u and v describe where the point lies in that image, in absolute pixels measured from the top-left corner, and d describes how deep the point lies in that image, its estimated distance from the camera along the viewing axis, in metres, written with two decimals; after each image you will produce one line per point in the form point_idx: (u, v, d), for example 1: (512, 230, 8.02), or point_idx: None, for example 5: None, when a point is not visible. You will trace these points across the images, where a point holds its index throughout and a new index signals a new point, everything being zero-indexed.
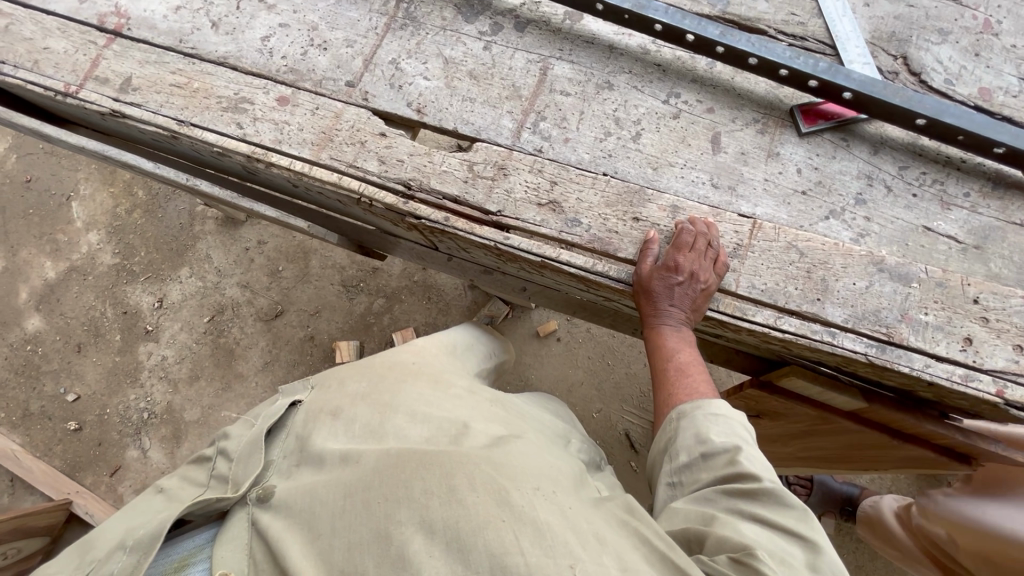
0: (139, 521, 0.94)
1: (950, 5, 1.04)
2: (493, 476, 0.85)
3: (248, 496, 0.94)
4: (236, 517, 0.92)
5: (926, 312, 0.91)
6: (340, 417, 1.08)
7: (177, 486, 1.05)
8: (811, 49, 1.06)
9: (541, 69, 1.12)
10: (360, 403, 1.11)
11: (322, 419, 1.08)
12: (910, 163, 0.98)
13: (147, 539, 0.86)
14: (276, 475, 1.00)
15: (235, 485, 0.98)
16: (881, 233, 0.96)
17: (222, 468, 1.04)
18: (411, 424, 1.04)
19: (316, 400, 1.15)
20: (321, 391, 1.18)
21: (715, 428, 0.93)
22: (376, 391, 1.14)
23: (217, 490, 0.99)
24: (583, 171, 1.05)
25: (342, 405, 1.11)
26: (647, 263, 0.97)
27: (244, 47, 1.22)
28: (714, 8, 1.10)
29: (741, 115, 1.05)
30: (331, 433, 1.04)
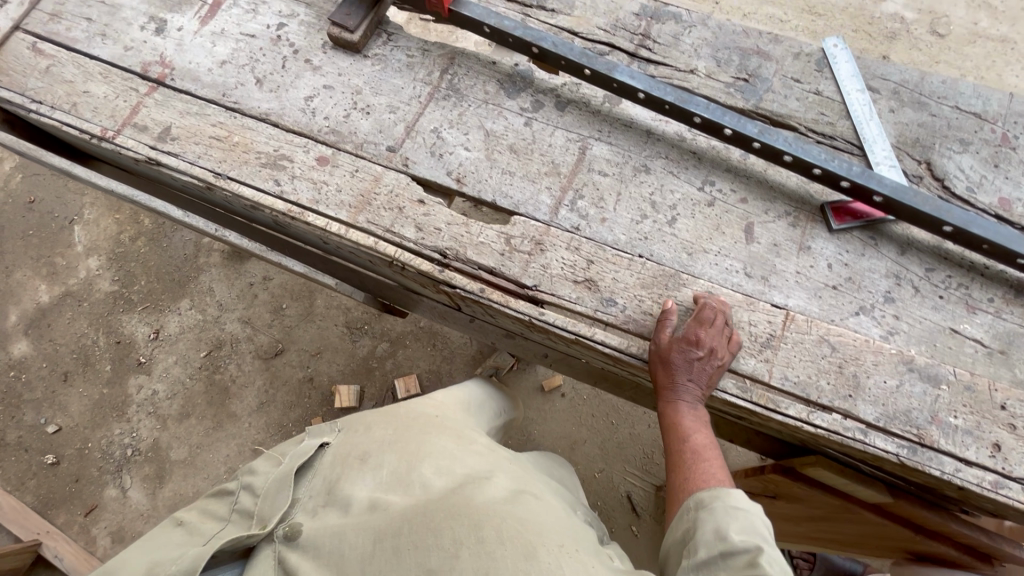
0: (162, 555, 0.91)
1: (970, 117, 1.10)
2: (519, 529, 0.86)
3: (275, 533, 0.94)
4: (264, 554, 0.92)
5: (956, 416, 0.93)
6: (365, 462, 1.04)
7: (197, 518, 1.01)
8: (840, 149, 1.11)
9: (580, 148, 1.15)
10: (385, 450, 1.06)
11: (349, 463, 1.05)
12: (935, 265, 1.02)
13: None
14: (303, 512, 0.99)
15: (261, 520, 0.95)
16: (910, 333, 0.98)
17: (245, 502, 1.01)
18: (436, 475, 1.00)
19: (341, 442, 1.11)
20: (348, 429, 1.15)
21: (734, 522, 0.89)
22: (399, 438, 1.09)
23: (242, 525, 0.96)
24: (620, 251, 1.07)
25: (369, 449, 1.07)
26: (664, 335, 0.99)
27: (287, 106, 1.24)
28: (747, 103, 1.16)
29: (773, 208, 1.08)
30: (356, 480, 1.01)
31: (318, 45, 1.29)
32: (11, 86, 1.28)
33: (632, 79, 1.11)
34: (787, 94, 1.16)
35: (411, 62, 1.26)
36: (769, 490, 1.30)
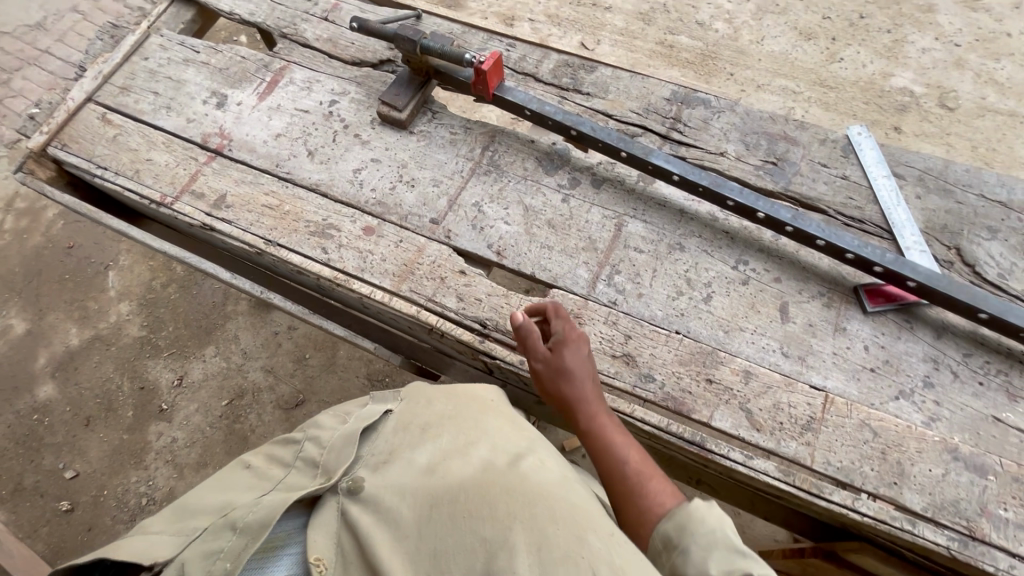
0: (235, 495, 0.94)
1: (996, 205, 1.14)
2: (570, 510, 0.79)
3: (338, 485, 0.90)
4: (328, 504, 0.89)
5: (1006, 508, 0.91)
6: (428, 434, 0.97)
7: (260, 463, 1.03)
8: (869, 233, 1.15)
9: (616, 225, 1.20)
10: (451, 427, 0.98)
11: (411, 431, 0.99)
12: (972, 350, 1.03)
13: (255, 521, 0.83)
14: (359, 468, 0.95)
15: (323, 473, 0.93)
16: (952, 419, 0.98)
17: (309, 451, 0.99)
18: (493, 454, 0.92)
19: (407, 411, 1.03)
20: (416, 398, 1.07)
21: (711, 552, 0.78)
22: (464, 415, 1.01)
23: (306, 475, 0.94)
24: (657, 327, 1.09)
25: (431, 420, 1.00)
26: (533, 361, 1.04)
27: (336, 177, 1.30)
28: (777, 185, 1.21)
29: (807, 288, 1.11)
30: (411, 454, 0.94)
31: (368, 121, 1.37)
32: (80, 152, 1.37)
33: (666, 163, 1.17)
34: (815, 179, 1.21)
35: (454, 139, 1.33)
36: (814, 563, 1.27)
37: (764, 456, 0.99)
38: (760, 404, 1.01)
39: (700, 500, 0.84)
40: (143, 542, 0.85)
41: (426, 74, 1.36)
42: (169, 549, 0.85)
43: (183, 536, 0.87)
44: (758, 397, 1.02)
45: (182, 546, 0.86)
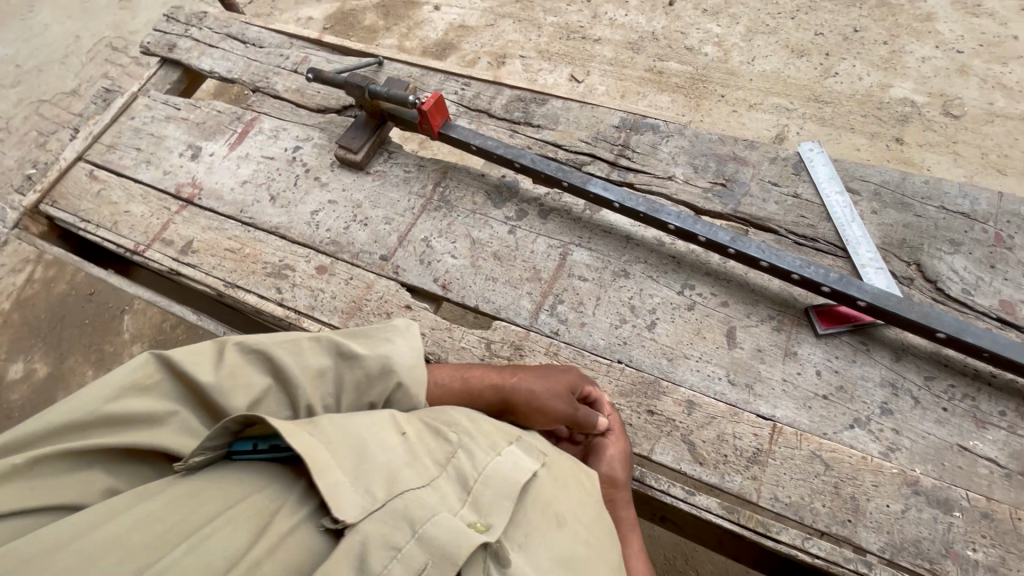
0: (405, 475, 0.71)
1: (960, 217, 1.08)
2: None
3: (491, 550, 0.67)
4: (473, 564, 0.66)
5: (974, 549, 0.83)
6: (564, 532, 0.75)
7: (412, 422, 0.80)
8: (822, 251, 1.10)
9: (562, 255, 1.19)
10: (586, 533, 0.77)
11: (548, 516, 0.75)
12: (935, 373, 0.96)
13: (437, 543, 0.63)
14: (507, 529, 0.72)
15: (477, 510, 0.70)
16: (912, 449, 0.91)
17: (463, 466, 0.75)
18: None
19: (547, 484, 0.79)
20: (559, 466, 0.84)
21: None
22: (598, 525, 0.80)
23: (454, 495, 0.71)
24: (598, 357, 1.07)
25: (567, 510, 0.78)
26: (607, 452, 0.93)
27: (295, 220, 1.35)
28: (726, 207, 1.18)
29: (756, 311, 1.06)
30: (544, 546, 0.72)
31: (327, 164, 1.42)
32: (67, 207, 1.48)
33: (606, 191, 1.17)
34: (765, 198, 1.17)
35: (408, 177, 1.36)
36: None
37: (708, 492, 0.94)
38: (703, 435, 0.97)
39: None
40: (327, 471, 0.67)
41: (380, 116, 1.41)
42: (354, 503, 0.66)
43: (362, 492, 0.67)
44: (701, 428, 0.97)
45: (362, 514, 0.65)
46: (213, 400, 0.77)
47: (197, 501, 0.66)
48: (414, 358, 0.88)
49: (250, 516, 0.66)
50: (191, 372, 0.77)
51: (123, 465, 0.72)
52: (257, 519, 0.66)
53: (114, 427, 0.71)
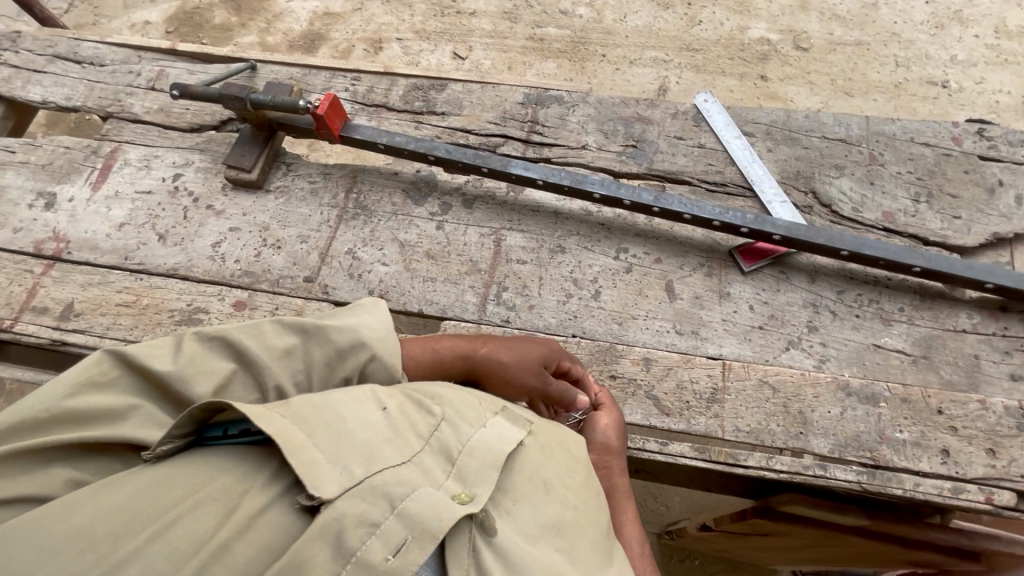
0: (385, 451, 0.66)
1: (838, 143, 1.20)
2: None
3: (479, 523, 0.65)
4: (460, 537, 0.63)
5: (901, 430, 0.96)
6: (553, 497, 0.74)
7: (394, 393, 0.76)
8: (733, 194, 1.18)
9: (496, 241, 1.17)
10: (574, 498, 0.77)
11: (535, 482, 0.74)
12: (845, 287, 1.08)
13: (420, 518, 0.60)
14: (495, 497, 0.70)
15: (462, 481, 0.67)
16: (839, 357, 1.02)
17: (447, 438, 0.72)
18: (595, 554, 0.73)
19: (533, 453, 0.78)
20: (543, 431, 0.83)
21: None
22: (583, 486, 0.80)
23: (439, 466, 0.68)
24: (553, 335, 1.08)
25: (554, 476, 0.77)
26: (599, 423, 0.95)
27: (194, 256, 1.21)
28: (641, 167, 1.22)
29: (687, 261, 1.12)
30: (531, 513, 0.71)
31: (218, 188, 1.28)
32: None
33: (528, 170, 1.16)
34: (674, 153, 1.23)
35: (314, 188, 1.26)
36: (778, 534, 1.28)
37: (678, 439, 0.99)
38: (664, 388, 1.02)
39: None
40: (302, 450, 0.62)
41: (269, 126, 1.27)
42: (331, 480, 0.61)
43: (341, 468, 0.63)
44: (661, 381, 1.02)
45: (340, 491, 0.60)
46: (175, 386, 0.69)
47: (164, 486, 0.60)
48: (384, 331, 0.82)
49: (216, 499, 0.60)
50: (149, 361, 0.69)
51: (89, 457, 0.65)
52: (227, 500, 0.60)
53: (70, 421, 0.64)
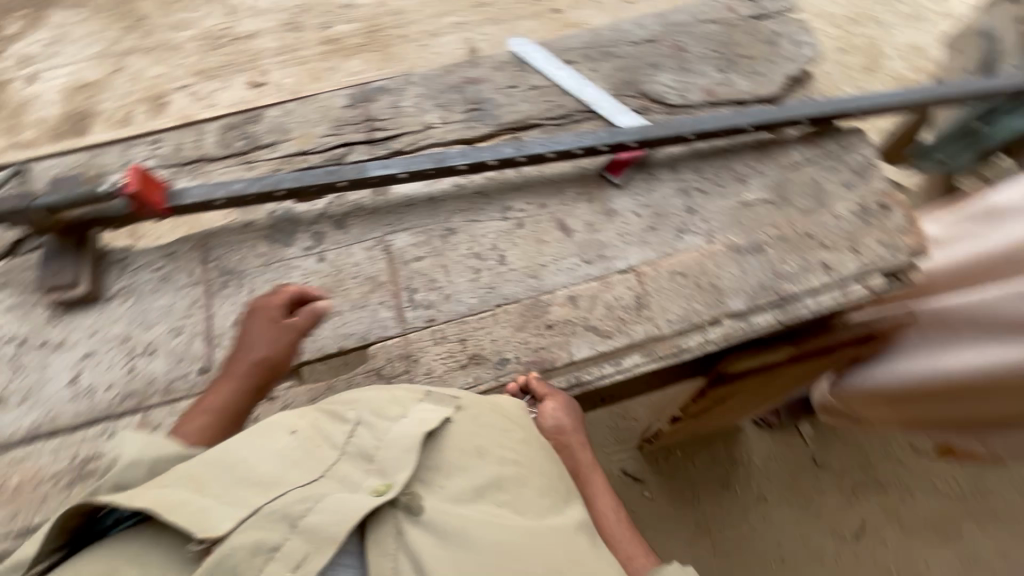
0: (289, 480, 0.73)
1: (646, 45, 1.30)
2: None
3: (402, 503, 0.73)
4: (385, 523, 0.71)
5: (789, 264, 1.10)
6: (487, 461, 0.79)
7: (306, 416, 0.82)
8: (580, 120, 1.24)
9: (385, 249, 1.12)
10: (510, 454, 0.82)
11: (467, 451, 0.79)
12: (700, 165, 1.20)
13: (319, 528, 0.68)
14: (426, 477, 0.77)
15: (382, 474, 0.74)
16: (721, 225, 1.14)
17: (363, 443, 0.78)
18: (534, 501, 0.78)
19: (465, 424, 0.82)
20: (478, 401, 0.87)
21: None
22: (522, 442, 0.84)
23: (358, 471, 0.75)
24: (480, 313, 1.07)
25: (489, 440, 0.82)
26: (547, 411, 0.99)
27: (53, 404, 1.02)
28: (490, 126, 1.23)
29: (568, 195, 1.17)
30: (462, 481, 0.77)
31: (45, 319, 1.07)
32: None
33: (388, 167, 1.12)
34: (515, 102, 1.25)
35: (164, 274, 1.11)
36: (730, 396, 1.44)
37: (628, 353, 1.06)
38: (597, 314, 1.07)
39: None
40: (191, 502, 0.70)
41: (81, 224, 1.09)
42: (225, 521, 0.68)
43: (234, 505, 0.70)
44: (592, 310, 1.07)
45: (235, 525, 0.68)
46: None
47: None
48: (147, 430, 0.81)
49: None
50: None
51: None
52: None
53: None
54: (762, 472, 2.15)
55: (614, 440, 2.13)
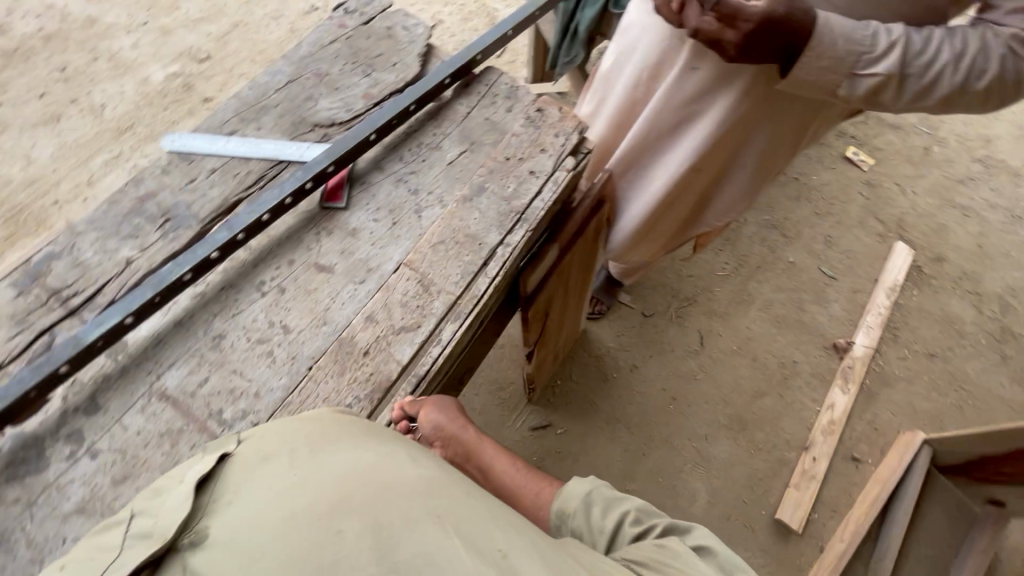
0: None
1: (292, 86, 1.37)
2: (428, 493, 0.71)
3: (183, 544, 0.67)
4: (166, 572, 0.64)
5: (509, 184, 1.28)
6: (279, 459, 0.77)
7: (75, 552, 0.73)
8: (277, 175, 1.26)
9: (163, 396, 1.01)
10: (305, 444, 0.80)
11: (256, 464, 0.77)
12: (399, 155, 1.33)
13: None
14: (215, 509, 0.71)
15: (154, 536, 0.68)
16: (444, 189, 1.29)
17: (137, 526, 0.72)
18: (343, 460, 0.76)
19: (252, 452, 0.80)
20: (259, 427, 0.86)
21: (597, 508, 0.99)
22: (320, 432, 0.83)
23: (134, 552, 0.67)
24: (297, 386, 1.04)
25: (283, 446, 0.80)
26: (431, 414, 1.11)
27: None
28: (193, 225, 1.17)
29: (308, 240, 1.20)
30: (253, 487, 0.72)
31: None
32: None
33: (107, 320, 1.01)
34: (204, 193, 1.21)
35: None
36: (551, 305, 1.62)
37: (442, 328, 1.12)
38: (398, 316, 1.12)
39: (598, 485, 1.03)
40: None
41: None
42: None
43: None
44: (392, 315, 1.12)
45: None
46: None
47: None
48: None
49: None
50: None
51: None
52: None
53: None
54: (621, 349, 2.52)
55: (505, 411, 2.34)
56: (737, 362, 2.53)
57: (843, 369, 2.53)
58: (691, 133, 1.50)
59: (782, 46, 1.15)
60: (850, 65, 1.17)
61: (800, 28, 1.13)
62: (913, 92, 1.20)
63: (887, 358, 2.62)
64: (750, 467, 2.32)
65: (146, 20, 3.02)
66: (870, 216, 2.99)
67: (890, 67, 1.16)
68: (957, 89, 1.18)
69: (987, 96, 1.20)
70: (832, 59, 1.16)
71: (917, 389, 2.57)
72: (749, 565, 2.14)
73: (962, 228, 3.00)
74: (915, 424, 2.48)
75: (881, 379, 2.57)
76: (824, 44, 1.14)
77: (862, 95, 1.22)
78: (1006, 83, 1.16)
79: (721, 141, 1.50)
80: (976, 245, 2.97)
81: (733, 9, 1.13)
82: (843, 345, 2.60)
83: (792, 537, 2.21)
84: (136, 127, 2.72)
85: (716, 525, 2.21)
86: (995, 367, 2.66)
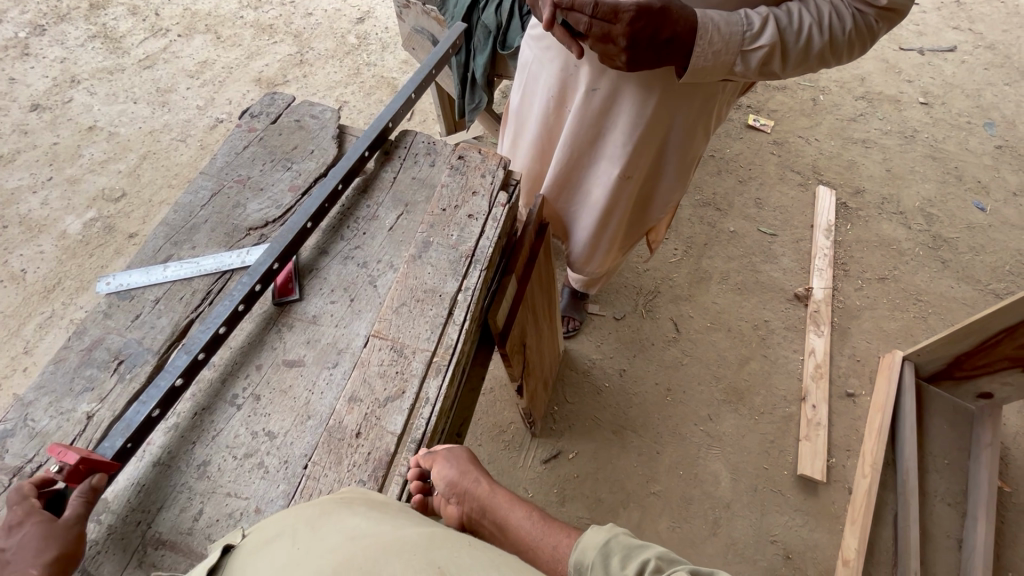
0: None
1: (217, 198, 1.38)
2: (418, 547, 0.67)
3: None
4: None
5: (452, 233, 1.31)
6: (279, 542, 0.76)
7: None
8: (224, 286, 1.25)
9: (158, 543, 0.96)
10: (301, 524, 0.79)
11: (258, 551, 0.77)
12: (339, 235, 1.35)
13: None
14: None
15: None
16: (390, 255, 1.31)
17: None
18: (338, 529, 0.75)
19: (254, 540, 0.80)
20: (251, 527, 0.86)
21: (616, 559, 0.80)
22: (317, 510, 0.82)
23: None
24: (297, 489, 1.01)
25: (281, 529, 0.80)
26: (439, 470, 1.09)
27: None
28: (149, 359, 1.14)
29: (272, 340, 1.18)
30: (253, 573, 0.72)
31: None
32: None
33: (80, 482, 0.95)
34: (152, 324, 1.19)
35: None
36: (525, 336, 1.65)
37: (428, 387, 1.11)
38: (379, 387, 1.11)
39: (613, 529, 0.85)
40: None
41: (80, 475, 0.95)
42: None
43: None
44: (372, 390, 1.10)
45: None
46: None
47: None
48: None
49: None
50: None
51: None
52: None
53: None
54: (605, 358, 2.55)
55: (513, 453, 2.30)
56: (716, 337, 2.61)
57: (811, 315, 2.64)
58: (611, 144, 1.60)
59: (667, 39, 1.23)
60: (736, 43, 1.26)
61: (679, 21, 1.22)
62: (796, 55, 1.30)
63: (845, 293, 2.76)
64: (759, 432, 2.36)
65: (51, 175, 2.97)
66: (786, 171, 3.20)
67: (770, 37, 1.25)
68: (829, 44, 1.29)
69: (852, 47, 1.32)
70: (719, 42, 1.25)
71: (881, 313, 2.71)
72: (787, 528, 2.15)
73: (867, 158, 3.26)
74: (890, 345, 2.60)
75: (847, 312, 2.71)
76: (707, 30, 1.24)
77: (754, 68, 1.32)
78: (864, 32, 1.29)
79: (641, 146, 1.57)
80: (885, 169, 3.22)
81: (612, 7, 1.19)
82: (804, 292, 2.72)
83: (820, 488, 2.24)
84: (64, 282, 2.63)
85: (747, 499, 2.21)
86: (939, 272, 2.85)
